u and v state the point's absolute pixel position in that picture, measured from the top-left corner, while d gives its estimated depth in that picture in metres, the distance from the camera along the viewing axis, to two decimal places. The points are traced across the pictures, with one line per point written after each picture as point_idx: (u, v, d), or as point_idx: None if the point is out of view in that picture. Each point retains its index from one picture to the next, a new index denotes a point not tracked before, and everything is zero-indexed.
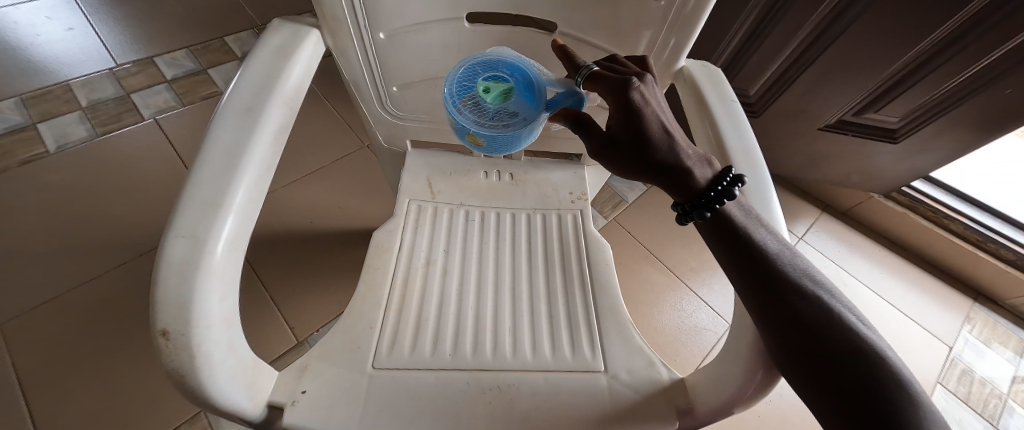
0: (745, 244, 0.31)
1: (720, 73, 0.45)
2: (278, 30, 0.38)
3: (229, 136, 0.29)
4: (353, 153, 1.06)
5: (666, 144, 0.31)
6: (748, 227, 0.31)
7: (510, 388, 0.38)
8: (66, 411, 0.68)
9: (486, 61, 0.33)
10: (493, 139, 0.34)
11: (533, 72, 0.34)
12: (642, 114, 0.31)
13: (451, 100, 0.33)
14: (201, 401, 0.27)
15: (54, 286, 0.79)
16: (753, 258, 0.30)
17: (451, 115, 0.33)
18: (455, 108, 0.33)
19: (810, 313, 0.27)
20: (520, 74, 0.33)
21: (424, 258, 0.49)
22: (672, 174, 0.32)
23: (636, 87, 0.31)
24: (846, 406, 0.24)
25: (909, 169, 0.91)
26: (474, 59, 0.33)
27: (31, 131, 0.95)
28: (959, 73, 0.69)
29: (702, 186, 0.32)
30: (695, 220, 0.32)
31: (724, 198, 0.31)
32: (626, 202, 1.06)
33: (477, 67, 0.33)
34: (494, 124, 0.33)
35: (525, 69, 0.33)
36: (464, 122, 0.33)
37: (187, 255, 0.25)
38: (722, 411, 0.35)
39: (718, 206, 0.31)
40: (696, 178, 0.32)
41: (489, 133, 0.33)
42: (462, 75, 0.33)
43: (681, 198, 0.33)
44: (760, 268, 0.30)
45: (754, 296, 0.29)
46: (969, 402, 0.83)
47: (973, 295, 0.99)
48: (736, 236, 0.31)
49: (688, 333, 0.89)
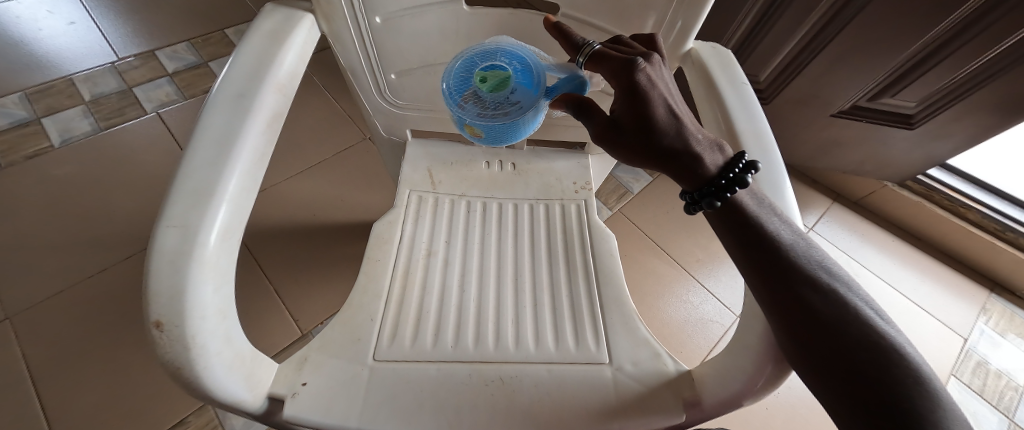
0: (758, 234, 0.29)
1: (731, 54, 0.43)
2: (271, 14, 0.37)
3: (221, 122, 0.29)
4: (354, 145, 1.05)
5: (672, 128, 0.30)
6: (761, 215, 0.30)
7: (513, 380, 0.38)
8: (75, 402, 0.69)
9: (483, 50, 0.32)
10: (494, 129, 0.33)
11: (532, 59, 0.32)
12: (648, 97, 0.30)
13: (451, 95, 0.32)
14: (198, 393, 0.26)
15: (61, 279, 0.80)
16: (765, 249, 0.29)
17: (452, 109, 0.33)
18: (455, 102, 0.32)
19: (824, 307, 0.26)
20: (519, 61, 0.32)
21: (425, 249, 0.49)
22: (681, 160, 0.30)
23: (642, 68, 0.30)
24: (857, 402, 0.23)
25: (925, 157, 0.88)
26: (472, 51, 0.32)
27: (36, 125, 0.96)
28: (981, 54, 0.66)
29: (712, 173, 0.30)
30: (705, 209, 0.31)
31: (735, 186, 0.29)
32: (631, 193, 1.05)
33: (475, 58, 0.32)
34: (495, 114, 0.32)
35: (525, 56, 0.32)
36: (464, 116, 0.32)
37: (178, 244, 0.24)
38: (731, 403, 0.34)
39: (729, 194, 0.30)
40: (706, 164, 0.30)
41: (490, 124, 0.32)
42: (460, 67, 0.32)
43: (690, 186, 0.31)
44: (772, 261, 0.28)
45: (767, 291, 0.28)
46: (984, 394, 0.82)
47: (990, 285, 0.96)
48: (748, 225, 0.29)
49: (696, 325, 0.88)
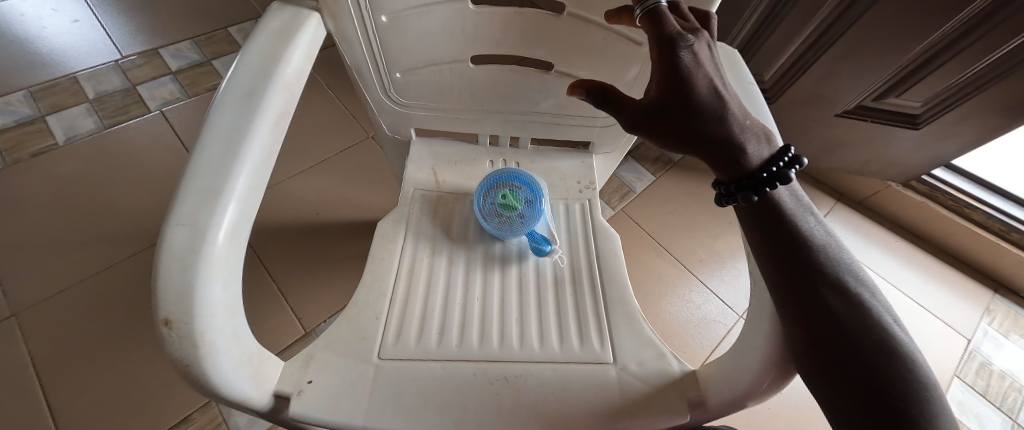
0: (787, 231, 0.29)
1: (738, 54, 0.42)
2: (277, 12, 0.37)
3: (228, 122, 0.29)
4: (358, 144, 1.05)
5: (716, 111, 0.30)
6: (794, 214, 0.30)
7: (518, 379, 0.38)
8: (80, 399, 0.69)
9: (494, 181, 0.53)
10: (507, 221, 0.50)
11: (522, 177, 0.53)
12: (693, 78, 0.30)
13: (480, 207, 0.51)
14: (206, 390, 0.27)
15: (66, 276, 0.80)
16: (792, 246, 0.29)
17: (483, 216, 0.51)
18: (485, 213, 0.50)
19: (843, 309, 0.26)
20: (514, 180, 0.53)
21: (430, 248, 0.49)
22: (724, 149, 0.30)
23: (687, 46, 0.30)
24: (855, 398, 0.23)
25: (931, 157, 0.87)
26: (488, 181, 0.53)
27: (40, 123, 0.96)
28: (987, 55, 0.65)
29: (754, 167, 0.30)
30: (737, 202, 0.31)
31: (776, 181, 0.29)
32: (634, 193, 1.04)
33: (490, 185, 0.52)
34: (506, 213, 0.50)
35: (518, 177, 0.53)
36: (491, 219, 0.50)
37: (187, 243, 0.24)
38: (736, 403, 0.34)
39: (767, 189, 0.29)
40: (748, 155, 0.30)
41: (506, 218, 0.50)
42: (483, 192, 0.52)
43: (727, 176, 0.31)
44: (796, 258, 0.28)
45: (786, 285, 0.28)
46: (987, 395, 0.81)
47: (994, 286, 0.96)
48: (779, 222, 0.29)
49: (698, 325, 0.88)
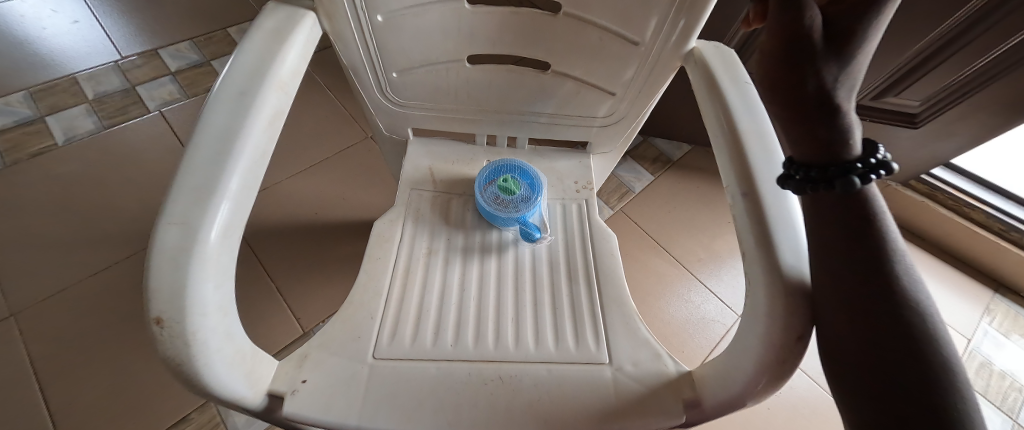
0: (867, 226, 0.26)
1: (734, 54, 0.42)
2: (272, 11, 0.37)
3: (222, 121, 0.29)
4: (356, 144, 1.05)
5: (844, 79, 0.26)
6: (882, 213, 0.27)
7: (513, 379, 0.37)
8: (78, 399, 0.70)
9: (493, 172, 0.54)
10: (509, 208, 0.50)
11: (518, 168, 0.55)
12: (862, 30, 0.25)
13: (482, 198, 0.52)
14: (199, 389, 0.27)
15: (64, 277, 0.80)
16: (871, 242, 0.26)
17: (485, 207, 0.51)
18: (486, 202, 0.51)
19: (885, 306, 0.24)
20: (511, 172, 0.54)
21: (426, 248, 0.49)
22: (834, 121, 0.26)
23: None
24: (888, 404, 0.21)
25: (930, 156, 0.87)
26: (487, 173, 0.54)
27: (40, 123, 0.96)
28: (987, 52, 0.65)
29: (851, 155, 0.26)
30: (824, 189, 0.26)
31: (878, 171, 0.25)
32: (633, 192, 1.04)
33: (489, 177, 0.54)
34: (507, 203, 0.51)
35: (515, 169, 0.55)
36: (493, 208, 0.50)
37: (179, 242, 0.24)
38: (734, 405, 0.33)
39: (867, 177, 0.25)
40: (850, 143, 0.26)
41: (507, 207, 0.50)
42: (482, 183, 0.53)
43: (817, 158, 0.27)
44: (865, 255, 0.25)
45: (849, 280, 0.25)
46: (987, 395, 0.81)
47: (994, 285, 0.96)
48: (862, 214, 0.26)
49: (697, 324, 0.88)
